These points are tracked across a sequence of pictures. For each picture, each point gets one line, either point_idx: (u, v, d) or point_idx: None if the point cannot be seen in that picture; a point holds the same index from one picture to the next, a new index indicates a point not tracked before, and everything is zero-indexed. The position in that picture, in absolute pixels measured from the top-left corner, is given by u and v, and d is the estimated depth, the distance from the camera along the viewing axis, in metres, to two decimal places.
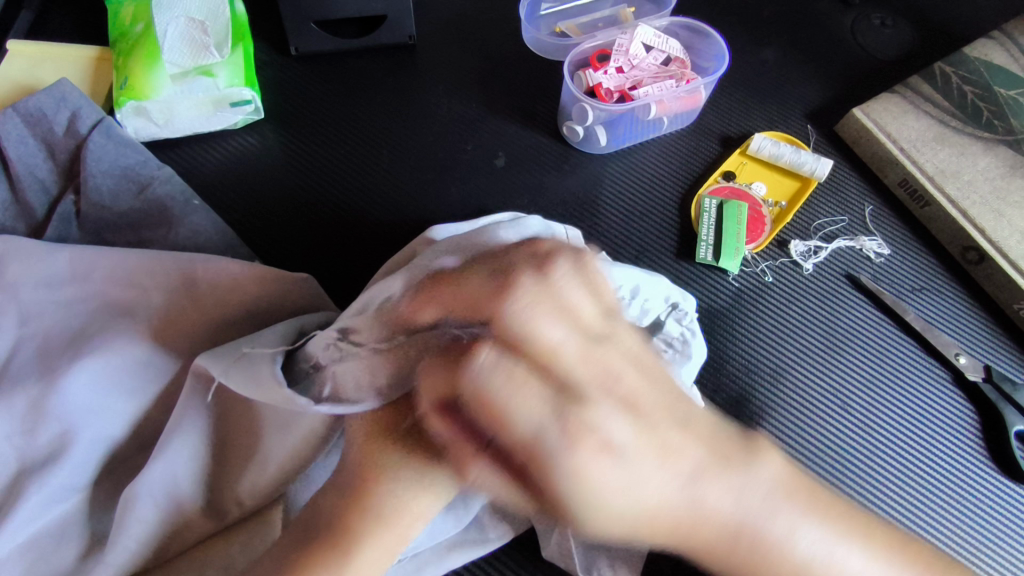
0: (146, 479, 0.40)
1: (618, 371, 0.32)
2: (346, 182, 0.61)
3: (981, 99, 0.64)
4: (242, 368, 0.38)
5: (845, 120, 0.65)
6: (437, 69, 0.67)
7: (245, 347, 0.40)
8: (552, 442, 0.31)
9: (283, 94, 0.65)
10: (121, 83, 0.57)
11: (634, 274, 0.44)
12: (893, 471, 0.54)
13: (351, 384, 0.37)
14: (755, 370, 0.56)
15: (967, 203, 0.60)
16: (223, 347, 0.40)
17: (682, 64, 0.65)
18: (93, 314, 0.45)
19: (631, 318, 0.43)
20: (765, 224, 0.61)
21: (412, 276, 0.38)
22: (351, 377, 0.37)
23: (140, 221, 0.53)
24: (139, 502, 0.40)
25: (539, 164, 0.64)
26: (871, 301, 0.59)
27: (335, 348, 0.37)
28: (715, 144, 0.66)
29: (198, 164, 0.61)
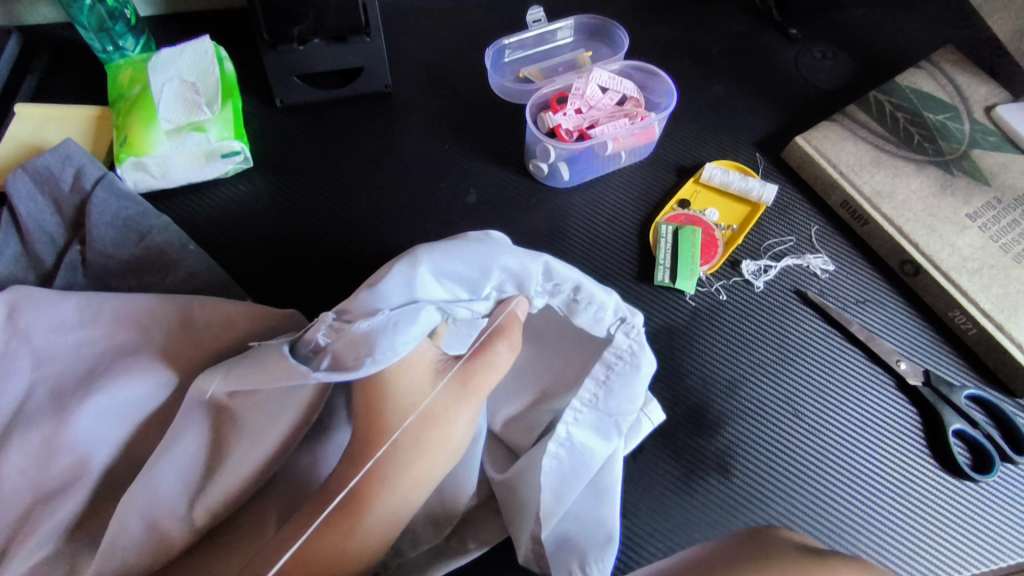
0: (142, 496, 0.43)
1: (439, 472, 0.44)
2: (331, 222, 0.66)
3: (912, 124, 0.70)
4: (245, 365, 0.45)
5: (789, 148, 0.71)
6: (412, 114, 0.72)
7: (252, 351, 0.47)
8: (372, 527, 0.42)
9: (270, 143, 0.70)
10: (121, 141, 0.62)
11: (577, 276, 0.47)
12: (843, 472, 0.58)
13: (347, 355, 0.42)
14: (713, 381, 0.61)
15: (902, 220, 0.65)
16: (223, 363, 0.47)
17: (636, 103, 0.72)
18: (102, 356, 0.50)
19: (581, 322, 0.48)
20: (718, 247, 0.66)
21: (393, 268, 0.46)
22: (347, 349, 0.42)
23: (142, 268, 0.58)
24: (137, 531, 0.42)
25: (508, 198, 0.69)
26: (818, 314, 0.64)
27: (333, 329, 0.43)
28: (671, 174, 0.71)
29: (193, 211, 0.66)
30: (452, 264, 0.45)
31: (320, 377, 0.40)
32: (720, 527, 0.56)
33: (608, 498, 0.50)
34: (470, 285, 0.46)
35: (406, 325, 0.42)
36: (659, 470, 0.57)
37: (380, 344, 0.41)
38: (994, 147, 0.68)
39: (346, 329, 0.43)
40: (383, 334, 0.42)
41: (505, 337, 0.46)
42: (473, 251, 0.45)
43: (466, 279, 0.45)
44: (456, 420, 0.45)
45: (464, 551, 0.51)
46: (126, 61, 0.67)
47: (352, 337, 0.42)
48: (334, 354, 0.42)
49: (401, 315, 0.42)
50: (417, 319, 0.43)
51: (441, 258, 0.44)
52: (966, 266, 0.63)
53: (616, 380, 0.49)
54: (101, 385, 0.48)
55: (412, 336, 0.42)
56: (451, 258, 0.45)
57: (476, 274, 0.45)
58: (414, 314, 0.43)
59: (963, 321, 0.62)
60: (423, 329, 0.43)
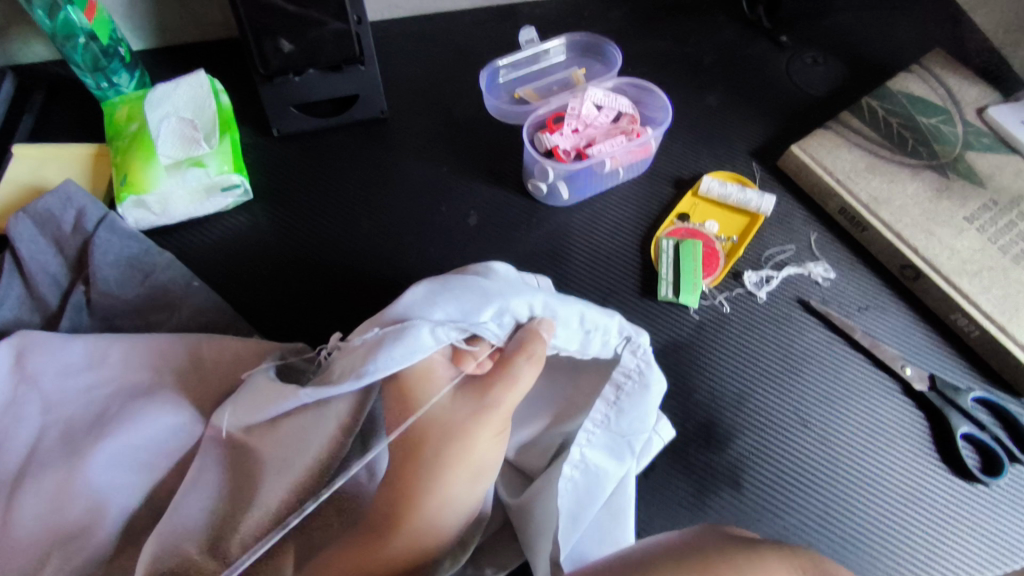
0: (163, 537, 0.43)
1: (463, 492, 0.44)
2: (333, 250, 0.67)
3: (905, 128, 0.71)
4: (248, 384, 0.49)
5: (784, 157, 0.71)
6: (409, 138, 0.73)
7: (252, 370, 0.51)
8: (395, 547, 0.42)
9: (270, 174, 0.70)
10: (121, 179, 0.62)
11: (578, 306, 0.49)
12: (855, 480, 0.59)
13: (339, 371, 0.45)
14: (720, 395, 0.61)
15: (900, 226, 0.66)
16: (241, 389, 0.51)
17: (631, 119, 0.72)
18: (112, 397, 0.50)
19: (586, 352, 0.51)
20: (719, 259, 0.66)
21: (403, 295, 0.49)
22: (342, 368, 0.45)
23: (147, 306, 0.58)
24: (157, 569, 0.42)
25: (508, 218, 0.69)
26: (821, 323, 0.65)
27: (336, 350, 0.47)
28: (668, 187, 0.71)
29: (195, 245, 0.66)
30: (448, 292, 0.47)
31: (306, 395, 0.44)
32: None
33: (623, 517, 0.51)
34: (468, 310, 0.46)
35: (392, 342, 0.44)
36: (672, 486, 0.58)
37: (365, 364, 0.43)
38: (986, 148, 0.69)
39: (346, 350, 0.46)
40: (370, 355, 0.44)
41: (524, 352, 0.46)
42: (471, 284, 0.48)
43: (464, 306, 0.47)
44: (473, 436, 0.44)
45: None
46: (122, 99, 0.67)
47: (347, 357, 0.45)
48: (331, 373, 0.46)
49: (389, 334, 0.44)
50: (404, 339, 0.43)
51: (441, 289, 0.48)
52: (965, 269, 0.63)
53: (626, 401, 0.51)
54: (113, 429, 0.48)
55: (400, 355, 0.43)
56: (448, 289, 0.48)
57: (469, 298, 0.47)
58: (401, 332, 0.44)
59: (965, 324, 0.63)
60: (416, 348, 0.44)
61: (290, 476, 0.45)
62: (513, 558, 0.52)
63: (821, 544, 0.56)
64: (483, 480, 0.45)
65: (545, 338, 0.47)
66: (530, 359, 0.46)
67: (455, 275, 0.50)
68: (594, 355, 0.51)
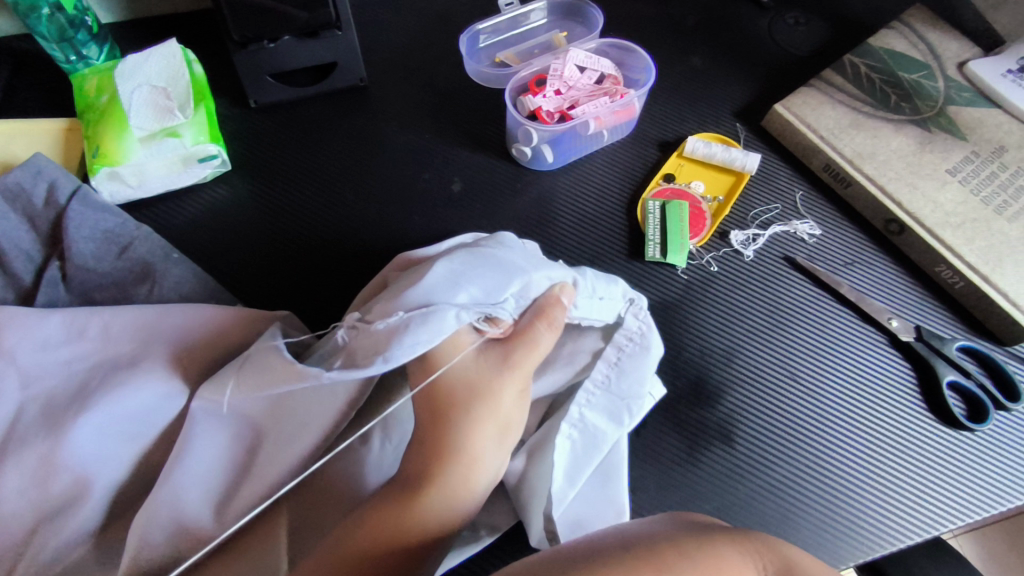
0: (155, 501, 0.43)
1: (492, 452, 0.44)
2: (316, 220, 0.65)
3: (888, 84, 0.71)
4: (250, 366, 0.45)
5: (769, 116, 0.71)
6: (389, 105, 0.71)
7: (249, 352, 0.47)
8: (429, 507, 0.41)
9: (248, 145, 0.69)
10: (93, 151, 0.60)
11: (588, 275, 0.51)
12: (844, 431, 0.59)
13: (362, 353, 0.42)
14: (710, 353, 0.61)
15: (884, 180, 0.66)
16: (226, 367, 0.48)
17: (614, 80, 0.72)
18: (94, 370, 0.49)
19: (599, 318, 0.51)
20: (706, 219, 0.66)
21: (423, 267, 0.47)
22: (364, 348, 0.42)
23: (124, 280, 0.56)
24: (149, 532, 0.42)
25: (493, 184, 0.68)
26: (809, 279, 0.65)
27: (352, 329, 0.44)
28: (654, 149, 0.71)
29: (173, 218, 0.64)
30: (469, 272, 0.46)
31: (332, 376, 0.41)
32: (727, 495, 0.56)
33: (619, 477, 0.51)
34: (490, 290, 0.46)
35: (419, 325, 0.42)
36: (665, 444, 0.58)
37: (392, 345, 0.41)
38: (968, 102, 0.69)
39: (366, 330, 0.43)
40: (397, 336, 0.41)
41: (544, 318, 0.47)
42: (489, 263, 0.47)
43: (486, 285, 0.46)
44: (500, 397, 0.45)
45: (477, 539, 0.51)
46: (91, 70, 0.65)
47: (370, 338, 0.42)
48: (351, 355, 0.43)
49: (414, 317, 0.42)
50: (431, 320, 0.42)
51: (461, 269, 0.46)
52: (949, 221, 0.64)
53: (627, 361, 0.52)
54: (95, 400, 0.47)
55: (428, 336, 0.42)
56: (470, 268, 0.46)
57: (492, 277, 0.46)
58: (429, 316, 0.42)
59: (949, 276, 0.63)
60: (443, 329, 0.42)
61: (292, 442, 0.45)
62: (509, 519, 0.52)
63: (812, 494, 0.57)
64: (509, 439, 0.45)
65: (565, 305, 0.48)
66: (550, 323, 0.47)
67: (465, 251, 0.48)
68: (607, 322, 0.52)
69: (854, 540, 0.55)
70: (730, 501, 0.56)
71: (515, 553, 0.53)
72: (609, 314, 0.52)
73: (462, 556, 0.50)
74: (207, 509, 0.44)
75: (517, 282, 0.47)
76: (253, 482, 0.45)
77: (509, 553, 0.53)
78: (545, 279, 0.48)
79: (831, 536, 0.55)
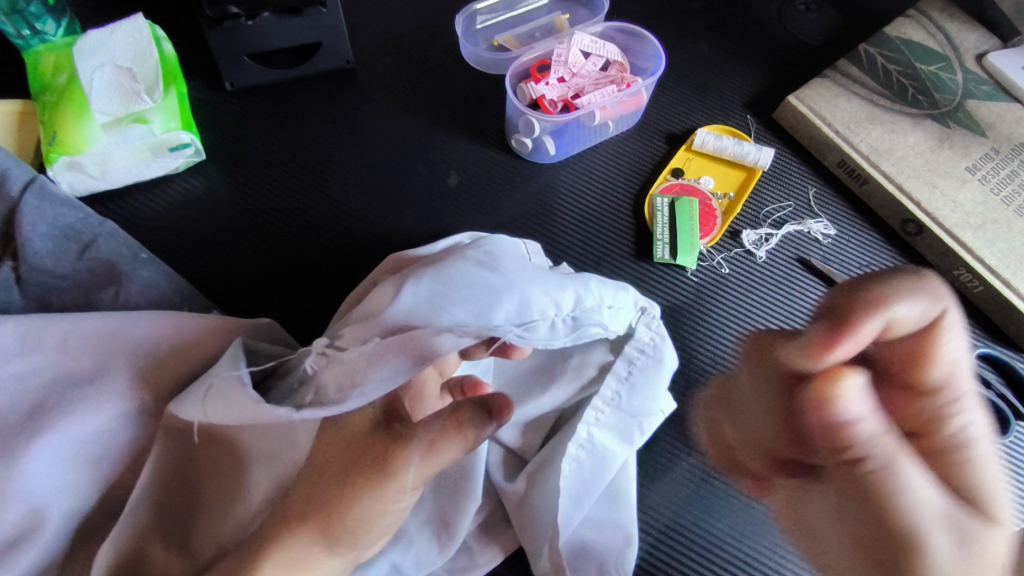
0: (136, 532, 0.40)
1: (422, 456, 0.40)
2: (301, 216, 0.60)
3: (905, 76, 0.67)
4: (214, 398, 0.40)
5: (782, 108, 0.67)
6: (378, 91, 0.66)
7: (209, 379, 0.41)
8: None
9: (224, 132, 0.63)
10: (50, 139, 0.54)
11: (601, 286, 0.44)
12: None
13: (331, 387, 0.38)
14: (723, 362, 0.58)
15: (902, 178, 0.63)
16: (191, 387, 0.42)
17: (620, 68, 0.67)
18: (49, 388, 0.43)
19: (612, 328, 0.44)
20: (717, 217, 0.63)
21: (401, 284, 0.43)
22: (336, 380, 0.38)
23: (88, 283, 0.51)
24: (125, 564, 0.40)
25: (491, 177, 0.64)
26: (823, 283, 0.62)
27: (319, 357, 0.39)
28: (661, 142, 0.67)
29: (142, 212, 0.59)
30: (453, 293, 0.41)
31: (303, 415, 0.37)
32: (743, 513, 0.53)
33: (625, 500, 0.48)
34: (478, 309, 0.40)
35: (399, 352, 0.37)
36: (675, 460, 0.54)
37: (370, 379, 0.37)
38: (988, 96, 0.66)
39: (338, 359, 0.38)
40: (375, 364, 0.37)
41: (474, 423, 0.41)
42: (474, 280, 0.42)
43: (474, 304, 0.40)
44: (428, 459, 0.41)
45: (474, 567, 0.48)
46: (47, 47, 0.58)
47: (341, 368, 0.38)
48: (320, 387, 0.38)
49: (394, 342, 0.37)
50: (412, 345, 0.37)
51: (443, 290, 0.41)
52: (970, 222, 0.61)
53: (639, 376, 0.47)
54: (53, 423, 0.42)
55: (409, 365, 0.37)
56: (452, 288, 0.42)
57: (475, 295, 0.41)
58: (409, 341, 0.37)
59: (968, 279, 0.61)
60: (429, 354, 0.37)
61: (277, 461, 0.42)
62: (509, 544, 0.49)
63: None
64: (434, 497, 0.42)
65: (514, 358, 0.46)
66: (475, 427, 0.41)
67: (443, 269, 0.43)
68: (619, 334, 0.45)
69: None
70: (746, 521, 0.53)
71: None
72: (621, 326, 0.45)
73: None
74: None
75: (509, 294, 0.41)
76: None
77: None
78: (546, 296, 0.41)
79: None
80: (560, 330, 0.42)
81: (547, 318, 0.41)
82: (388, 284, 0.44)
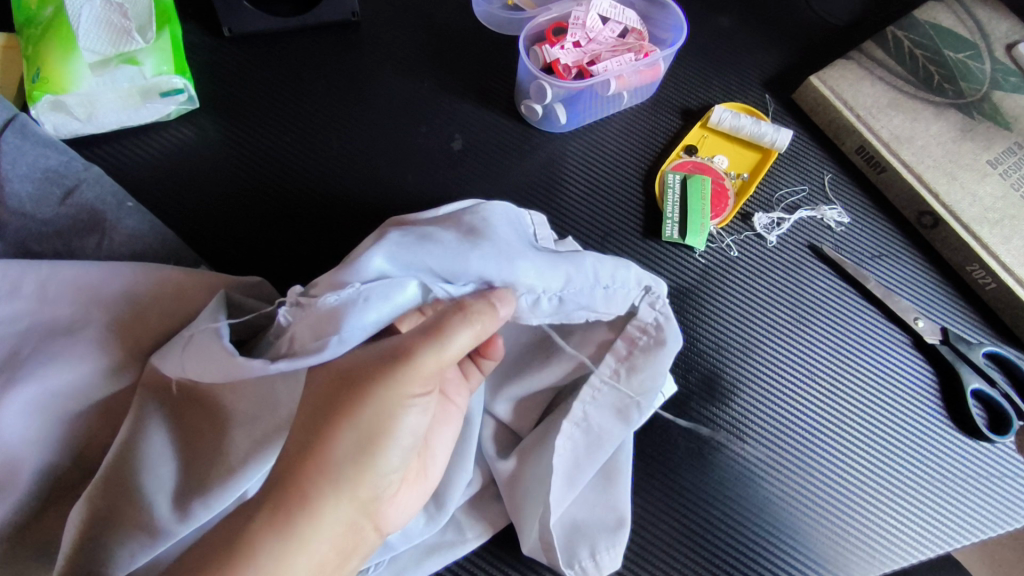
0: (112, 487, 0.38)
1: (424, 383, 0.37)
2: (297, 172, 0.58)
3: (931, 62, 0.65)
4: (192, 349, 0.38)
5: (802, 89, 0.65)
6: (383, 47, 0.63)
7: (189, 331, 0.39)
8: (345, 474, 0.35)
9: (218, 80, 0.60)
10: (34, 75, 0.51)
11: (589, 266, 0.41)
12: (864, 439, 0.55)
13: (308, 336, 0.35)
14: (727, 346, 0.57)
15: (922, 167, 0.61)
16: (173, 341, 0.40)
17: (639, 35, 0.64)
18: (26, 336, 0.41)
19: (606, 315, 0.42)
20: (729, 198, 0.61)
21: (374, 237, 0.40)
22: (310, 329, 0.35)
23: (69, 229, 0.48)
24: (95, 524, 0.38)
25: (499, 145, 0.61)
26: (833, 270, 0.60)
27: (293, 306, 0.36)
28: (675, 117, 0.64)
29: (127, 160, 0.56)
30: (429, 247, 0.38)
31: (280, 366, 0.34)
32: (736, 500, 0.52)
33: (620, 481, 0.47)
34: (450, 266, 0.37)
35: (372, 301, 0.35)
36: (673, 443, 0.53)
37: (347, 322, 0.34)
38: (1016, 88, 0.63)
39: (311, 304, 0.36)
40: (350, 312, 0.35)
41: (485, 324, 0.36)
42: (447, 239, 0.38)
43: (448, 260, 0.37)
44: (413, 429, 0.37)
45: (462, 542, 0.47)
46: None
47: (316, 315, 0.35)
48: (295, 336, 0.36)
49: (368, 290, 0.35)
50: (377, 289, 0.36)
51: (414, 243, 0.38)
52: (987, 217, 0.59)
53: (640, 357, 0.43)
54: (26, 373, 0.39)
55: (386, 310, 0.36)
56: (421, 246, 0.38)
57: (444, 253, 0.37)
58: (385, 287, 0.36)
59: (981, 275, 0.59)
60: (396, 301, 0.36)
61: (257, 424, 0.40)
62: (497, 521, 0.48)
63: (825, 505, 0.53)
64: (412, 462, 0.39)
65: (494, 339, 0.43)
66: (449, 330, 0.36)
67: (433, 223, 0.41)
68: (619, 313, 0.42)
69: (870, 554, 0.52)
70: (739, 507, 0.52)
71: (505, 560, 0.48)
72: (619, 305, 0.42)
73: (447, 559, 0.46)
74: (167, 505, 0.39)
75: (489, 249, 0.38)
76: (216, 478, 0.39)
77: (498, 558, 0.48)
78: (533, 268, 0.39)
79: (843, 549, 0.52)
80: (543, 307, 0.40)
81: (533, 294, 0.39)
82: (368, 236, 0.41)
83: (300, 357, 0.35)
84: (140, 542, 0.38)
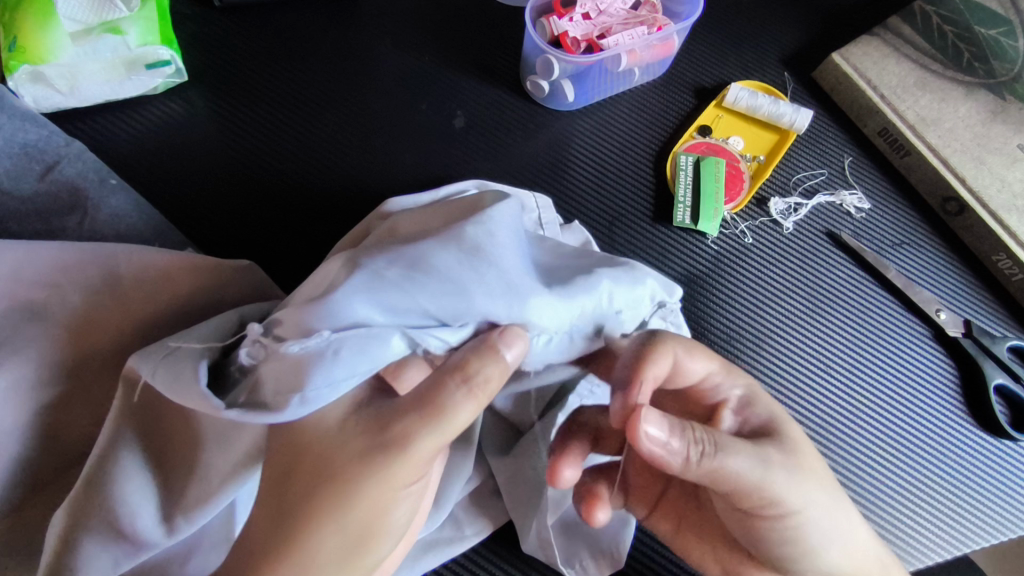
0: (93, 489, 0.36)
1: (414, 471, 0.34)
2: (289, 151, 0.55)
3: (961, 39, 0.61)
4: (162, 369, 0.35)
5: (823, 67, 0.62)
6: (382, 19, 0.60)
7: (172, 343, 0.36)
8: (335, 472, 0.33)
9: (207, 52, 0.57)
10: (10, 43, 0.49)
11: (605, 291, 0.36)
12: (878, 434, 0.53)
13: (270, 385, 0.31)
14: (738, 336, 0.54)
15: (948, 151, 0.58)
16: (153, 345, 0.37)
17: (652, 8, 0.61)
18: None
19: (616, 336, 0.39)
20: (743, 181, 0.58)
21: (351, 258, 0.35)
22: (274, 378, 0.31)
23: (48, 207, 0.46)
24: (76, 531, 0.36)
25: (504, 123, 0.58)
26: (852, 259, 0.57)
27: (257, 346, 0.32)
28: (689, 96, 0.61)
29: (114, 136, 0.53)
30: (427, 286, 0.32)
31: (232, 416, 0.31)
32: None
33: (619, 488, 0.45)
34: (451, 308, 0.33)
35: (341, 357, 0.31)
36: None
37: (313, 378, 0.30)
38: None
39: (276, 350, 0.32)
40: (316, 365, 0.30)
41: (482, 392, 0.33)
42: (448, 276, 0.33)
43: (448, 303, 0.32)
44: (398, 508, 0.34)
45: (461, 539, 0.45)
46: None
47: (281, 363, 0.31)
48: (258, 382, 0.32)
49: (339, 341, 0.31)
50: (350, 344, 0.31)
51: (408, 279, 0.32)
52: (1016, 204, 0.56)
53: None
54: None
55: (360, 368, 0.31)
56: (416, 287, 0.32)
57: (444, 295, 0.32)
58: (362, 340, 0.31)
59: (1007, 266, 0.56)
60: (372, 358, 0.31)
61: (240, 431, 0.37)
62: (496, 518, 0.46)
63: None
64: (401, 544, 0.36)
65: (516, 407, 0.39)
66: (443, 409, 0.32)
67: (422, 245, 0.34)
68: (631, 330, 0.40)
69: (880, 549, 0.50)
70: None
71: (505, 556, 0.47)
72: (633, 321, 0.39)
73: (443, 557, 0.44)
74: (152, 517, 0.37)
75: (495, 282, 0.33)
76: (198, 486, 0.37)
77: (497, 554, 0.47)
78: (549, 305, 0.34)
79: None
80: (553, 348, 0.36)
81: (545, 334, 0.35)
82: (342, 258, 0.35)
83: (257, 408, 0.31)
84: (122, 548, 0.36)
